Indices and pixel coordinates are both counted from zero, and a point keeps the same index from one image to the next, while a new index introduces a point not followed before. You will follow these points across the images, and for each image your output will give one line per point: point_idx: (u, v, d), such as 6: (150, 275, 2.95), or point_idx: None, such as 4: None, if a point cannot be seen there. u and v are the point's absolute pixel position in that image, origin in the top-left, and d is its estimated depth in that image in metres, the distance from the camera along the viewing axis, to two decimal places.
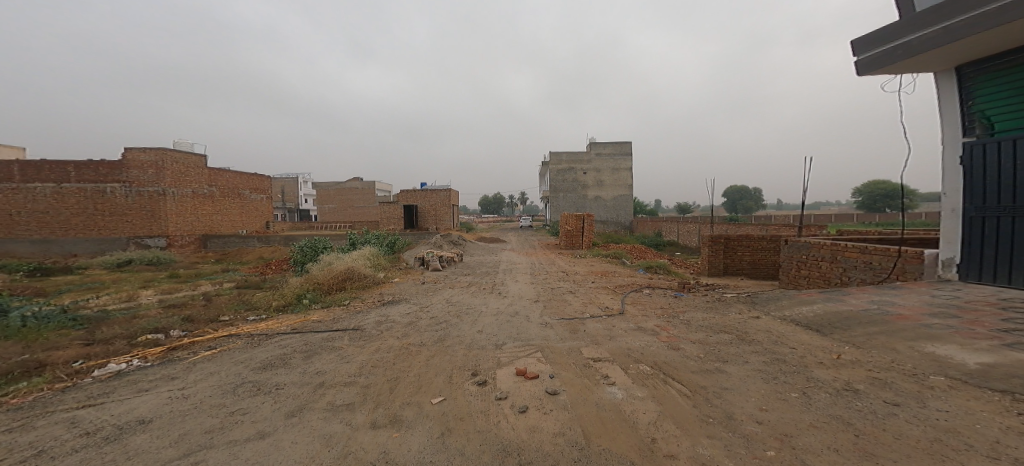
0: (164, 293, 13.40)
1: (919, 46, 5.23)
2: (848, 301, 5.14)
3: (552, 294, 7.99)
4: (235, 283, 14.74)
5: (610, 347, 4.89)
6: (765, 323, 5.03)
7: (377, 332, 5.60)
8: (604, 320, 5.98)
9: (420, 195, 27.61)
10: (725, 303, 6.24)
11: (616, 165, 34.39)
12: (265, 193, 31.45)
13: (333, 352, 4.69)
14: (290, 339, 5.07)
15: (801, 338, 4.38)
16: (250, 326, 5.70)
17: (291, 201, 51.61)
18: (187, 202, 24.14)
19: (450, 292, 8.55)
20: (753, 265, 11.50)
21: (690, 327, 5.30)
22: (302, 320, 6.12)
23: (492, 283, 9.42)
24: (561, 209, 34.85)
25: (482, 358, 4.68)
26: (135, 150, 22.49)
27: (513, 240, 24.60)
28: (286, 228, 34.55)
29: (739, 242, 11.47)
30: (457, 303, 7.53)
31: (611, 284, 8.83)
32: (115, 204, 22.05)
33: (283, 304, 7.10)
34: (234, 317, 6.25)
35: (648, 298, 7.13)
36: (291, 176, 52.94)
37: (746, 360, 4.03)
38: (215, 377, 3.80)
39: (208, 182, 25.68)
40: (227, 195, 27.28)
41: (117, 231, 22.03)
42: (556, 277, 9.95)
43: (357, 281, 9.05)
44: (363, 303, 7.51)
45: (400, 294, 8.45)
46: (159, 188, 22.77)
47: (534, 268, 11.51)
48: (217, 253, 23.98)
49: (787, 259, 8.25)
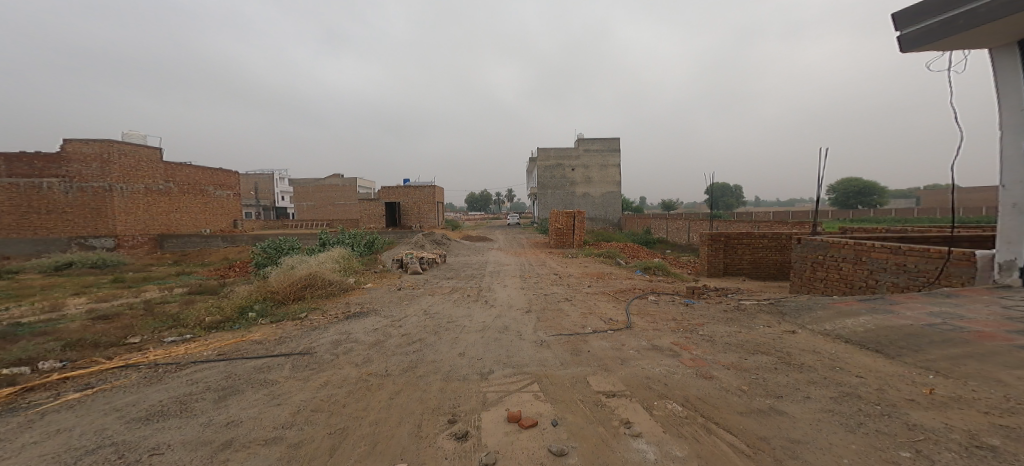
0: (100, 301, 11.77)
1: (986, 14, 4.36)
2: (900, 311, 4.33)
3: (545, 302, 6.99)
4: (189, 288, 13.16)
5: (624, 378, 3.91)
6: (808, 340, 4.16)
7: (332, 357, 4.46)
8: (610, 338, 5.03)
9: (402, 192, 26.21)
10: (747, 312, 5.38)
11: (603, 162, 33.70)
12: (232, 189, 29.36)
13: (260, 391, 3.52)
14: (207, 371, 3.86)
15: (863, 361, 3.50)
16: (162, 352, 4.45)
17: (266, 199, 49.06)
18: (139, 199, 22.05)
19: (429, 301, 7.43)
20: (753, 263, 10.82)
21: (717, 345, 4.38)
22: (236, 341, 4.90)
23: (477, 289, 8.33)
24: (548, 206, 34.01)
25: (462, 396, 3.62)
26: (77, 141, 20.33)
27: (499, 239, 23.54)
28: (257, 227, 32.46)
29: (740, 240, 10.77)
30: (436, 315, 6.43)
31: (610, 289, 7.89)
32: (54, 202, 19.85)
33: (222, 319, 5.83)
34: (147, 339, 4.96)
35: (656, 307, 6.22)
36: (266, 172, 50.40)
37: (806, 394, 3.11)
38: (59, 439, 2.59)
39: (164, 177, 23.57)
40: (187, 191, 25.19)
41: (56, 230, 19.89)
42: (549, 281, 8.95)
43: (321, 288, 7.81)
44: (323, 315, 6.32)
45: (370, 303, 7.28)
46: (105, 184, 20.68)
47: (524, 270, 10.48)
48: (175, 254, 22.02)
49: (799, 260, 7.47)
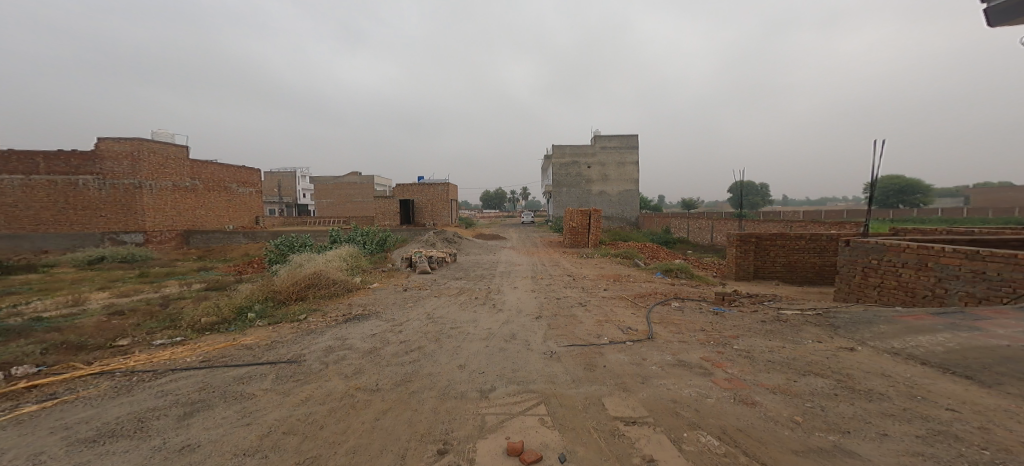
0: (119, 296, 11.92)
1: None
2: (986, 328, 3.58)
3: (558, 307, 6.44)
4: (204, 284, 13.22)
5: (647, 401, 3.34)
6: (871, 361, 3.47)
7: (321, 367, 4.07)
8: (630, 352, 4.45)
9: (417, 190, 26.07)
10: (789, 324, 4.69)
11: (622, 159, 32.72)
12: (255, 186, 29.98)
13: (232, 406, 3.15)
14: (181, 382, 3.53)
15: (952, 390, 2.81)
16: (144, 357, 4.17)
17: (288, 196, 50.13)
18: (166, 196, 22.68)
19: (434, 303, 7.02)
20: (787, 267, 9.94)
21: (757, 364, 3.73)
22: (225, 346, 4.59)
23: (486, 291, 7.86)
24: (564, 204, 33.30)
25: (457, 419, 3.15)
26: (109, 140, 21.03)
27: (514, 238, 23.05)
28: (278, 224, 33.10)
29: (772, 241, 9.93)
30: (440, 320, 5.98)
31: (629, 293, 7.26)
32: (87, 198, 20.59)
33: (218, 319, 5.56)
34: (136, 341, 4.73)
35: (681, 315, 5.59)
36: (288, 170, 51.52)
37: (882, 430, 2.47)
38: None
39: (190, 174, 24.19)
40: (211, 188, 25.79)
41: (89, 226, 20.62)
42: (562, 283, 8.38)
43: (325, 287, 7.50)
44: (322, 318, 5.99)
45: (373, 305, 6.92)
46: (135, 181, 21.36)
47: (536, 271, 9.93)
48: (199, 250, 22.52)
49: (846, 265, 6.68)
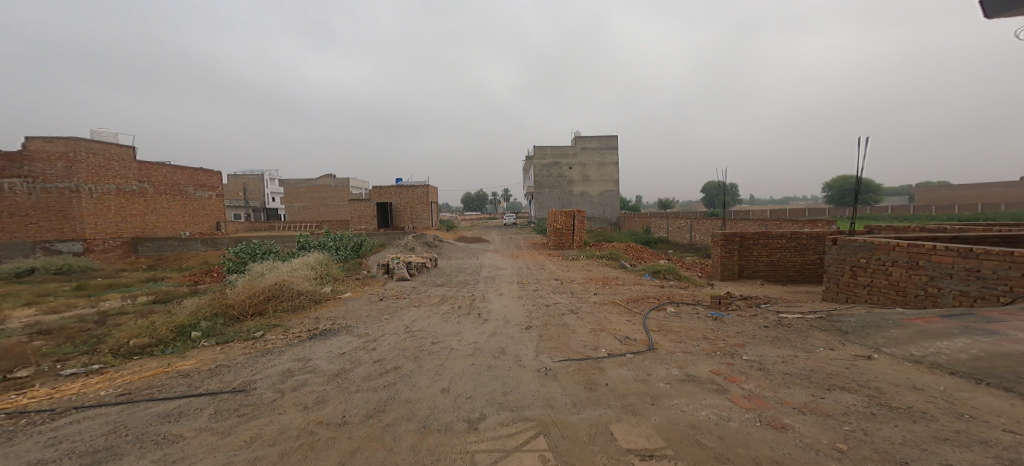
0: (51, 312, 10.58)
1: None
2: (1007, 332, 3.38)
3: (548, 316, 5.99)
4: (155, 297, 12.00)
5: (663, 427, 2.92)
6: (896, 371, 3.20)
7: (274, 397, 3.43)
8: (633, 367, 4.05)
9: (394, 192, 25.06)
10: (796, 329, 4.43)
11: (601, 160, 32.81)
12: (215, 189, 28.06)
13: (150, 457, 2.48)
14: (85, 424, 2.82)
15: (998, 406, 2.54)
16: (46, 392, 3.39)
17: (255, 200, 47.59)
18: (110, 201, 20.73)
19: (412, 315, 6.42)
20: (770, 266, 9.92)
21: (775, 378, 3.40)
22: (156, 373, 3.85)
23: (469, 299, 7.32)
24: (545, 205, 33.08)
25: (441, 460, 2.61)
26: (40, 139, 18.99)
27: (495, 240, 22.49)
28: (242, 229, 31.21)
29: (756, 240, 9.90)
30: (420, 334, 5.41)
31: (620, 298, 6.91)
32: (17, 203, 18.52)
33: (152, 339, 4.76)
34: (42, 371, 3.90)
35: (679, 322, 5.27)
36: (255, 173, 48.93)
37: (943, 459, 2.13)
38: None
39: (138, 177, 22.30)
40: (164, 192, 23.90)
41: (19, 234, 18.53)
42: (550, 288, 7.95)
43: (288, 299, 6.73)
44: (283, 335, 5.27)
45: (343, 318, 6.24)
46: (72, 184, 19.32)
47: (521, 276, 9.46)
48: (150, 258, 20.70)
49: (833, 264, 6.54)
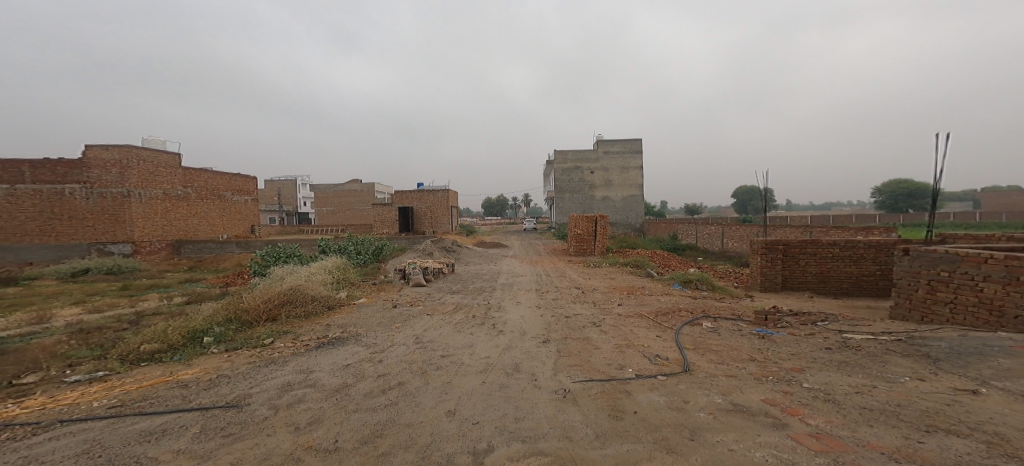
0: (89, 311, 11.00)
1: None
2: None
3: (569, 329, 5.51)
4: (185, 298, 12.32)
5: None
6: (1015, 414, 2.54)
7: (267, 415, 3.15)
8: (669, 390, 3.54)
9: (416, 197, 25.22)
10: (865, 353, 3.78)
11: (626, 164, 31.88)
12: (251, 194, 29.24)
13: None
14: (65, 441, 2.61)
15: None
16: (41, 402, 3.24)
17: (288, 205, 49.44)
18: (157, 205, 21.96)
19: (425, 324, 6.11)
20: (819, 277, 8.99)
21: (848, 414, 2.79)
22: (155, 383, 3.68)
23: (485, 307, 6.95)
24: (567, 211, 32.43)
25: None
26: (97, 147, 20.36)
27: (516, 245, 22.12)
28: (274, 233, 32.36)
29: (801, 248, 9.03)
30: (430, 346, 5.07)
31: (648, 310, 6.35)
32: (74, 207, 19.84)
33: (161, 346, 4.65)
34: (47, 378, 3.81)
35: (717, 338, 4.68)
36: (289, 179, 50.90)
37: None
38: None
39: (182, 183, 23.50)
40: (204, 197, 25.05)
41: (75, 236, 19.85)
42: (571, 297, 7.45)
43: (302, 305, 6.58)
44: (290, 342, 5.07)
45: (354, 326, 6.01)
46: (123, 190, 20.57)
47: (541, 283, 9.00)
48: (190, 260, 21.68)
49: (904, 277, 5.79)
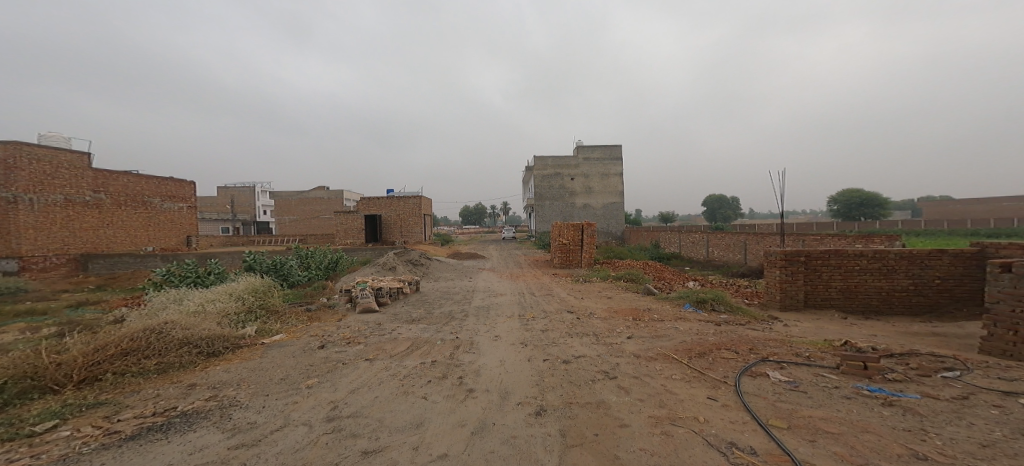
0: None
1: None
2: None
3: (574, 386, 3.62)
4: (58, 328, 9.43)
5: None
6: None
7: None
8: None
9: (383, 203, 22.82)
10: None
11: (606, 170, 30.80)
12: (187, 201, 25.64)
13: None
14: None
15: None
16: None
17: (244, 213, 45.33)
18: (54, 213, 18.21)
19: (355, 379, 4.00)
20: (844, 292, 7.65)
21: None
22: None
23: (451, 346, 4.94)
24: (547, 219, 30.91)
25: None
26: None
27: (494, 256, 20.16)
28: (218, 245, 28.74)
29: (826, 260, 7.66)
30: (349, 430, 2.99)
31: (676, 347, 4.58)
32: None
33: None
34: None
35: (817, 405, 2.93)
36: (247, 185, 46.84)
37: None
38: None
39: (92, 187, 19.86)
40: (123, 203, 21.40)
41: None
42: (565, 327, 5.56)
43: (161, 352, 4.28)
44: (81, 430, 2.86)
45: (237, 385, 3.80)
46: (9, 195, 16.88)
47: (523, 306, 7.10)
48: (100, 277, 18.07)
49: (1005, 301, 4.38)
